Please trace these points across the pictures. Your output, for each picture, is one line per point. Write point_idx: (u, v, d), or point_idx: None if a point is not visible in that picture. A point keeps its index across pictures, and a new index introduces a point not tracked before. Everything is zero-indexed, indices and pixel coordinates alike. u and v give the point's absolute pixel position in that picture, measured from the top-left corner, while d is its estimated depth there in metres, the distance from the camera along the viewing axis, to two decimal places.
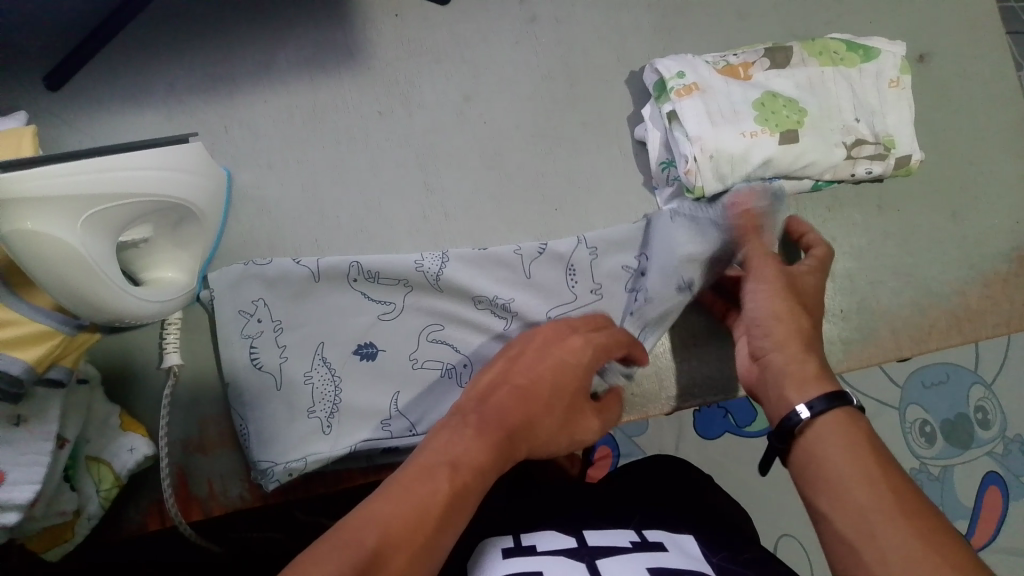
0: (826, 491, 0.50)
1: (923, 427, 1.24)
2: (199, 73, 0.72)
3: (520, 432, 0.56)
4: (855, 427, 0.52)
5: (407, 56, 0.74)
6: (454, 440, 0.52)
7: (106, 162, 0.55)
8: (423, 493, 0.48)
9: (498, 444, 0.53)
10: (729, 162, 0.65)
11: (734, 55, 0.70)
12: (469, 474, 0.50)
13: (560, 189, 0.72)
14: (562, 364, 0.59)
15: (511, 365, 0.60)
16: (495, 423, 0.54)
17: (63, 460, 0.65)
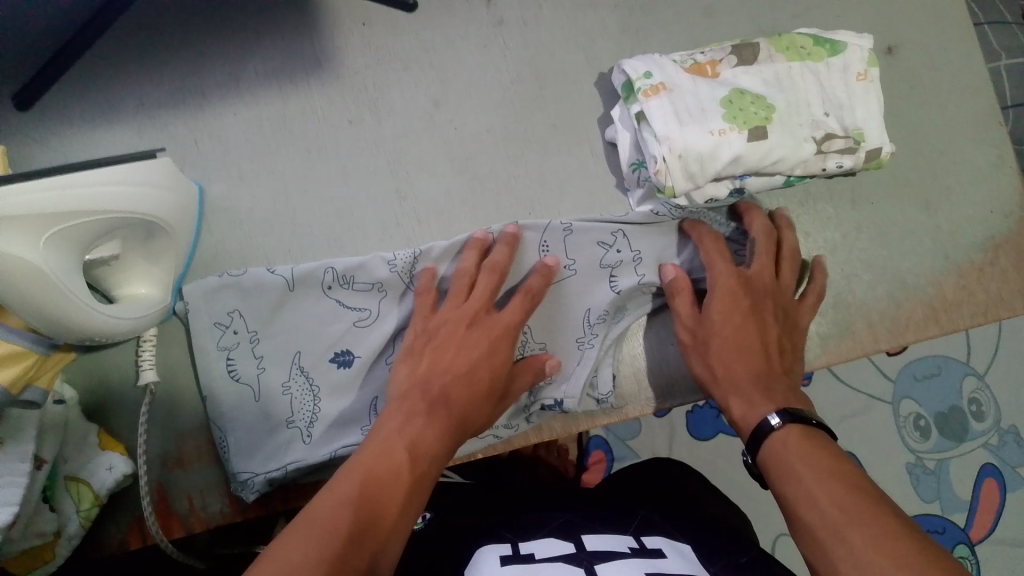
0: (789, 487, 0.52)
1: (917, 421, 1.23)
2: (167, 88, 0.72)
3: (462, 415, 0.61)
4: (803, 437, 0.55)
5: (376, 65, 0.74)
6: (411, 427, 0.58)
7: (72, 178, 0.55)
8: (400, 458, 0.54)
9: (450, 426, 0.60)
10: (698, 161, 0.65)
11: (701, 53, 0.70)
12: (427, 449, 0.57)
13: (533, 192, 0.72)
14: (484, 348, 0.64)
15: (434, 354, 0.64)
16: (441, 406, 0.60)
17: (40, 480, 0.65)
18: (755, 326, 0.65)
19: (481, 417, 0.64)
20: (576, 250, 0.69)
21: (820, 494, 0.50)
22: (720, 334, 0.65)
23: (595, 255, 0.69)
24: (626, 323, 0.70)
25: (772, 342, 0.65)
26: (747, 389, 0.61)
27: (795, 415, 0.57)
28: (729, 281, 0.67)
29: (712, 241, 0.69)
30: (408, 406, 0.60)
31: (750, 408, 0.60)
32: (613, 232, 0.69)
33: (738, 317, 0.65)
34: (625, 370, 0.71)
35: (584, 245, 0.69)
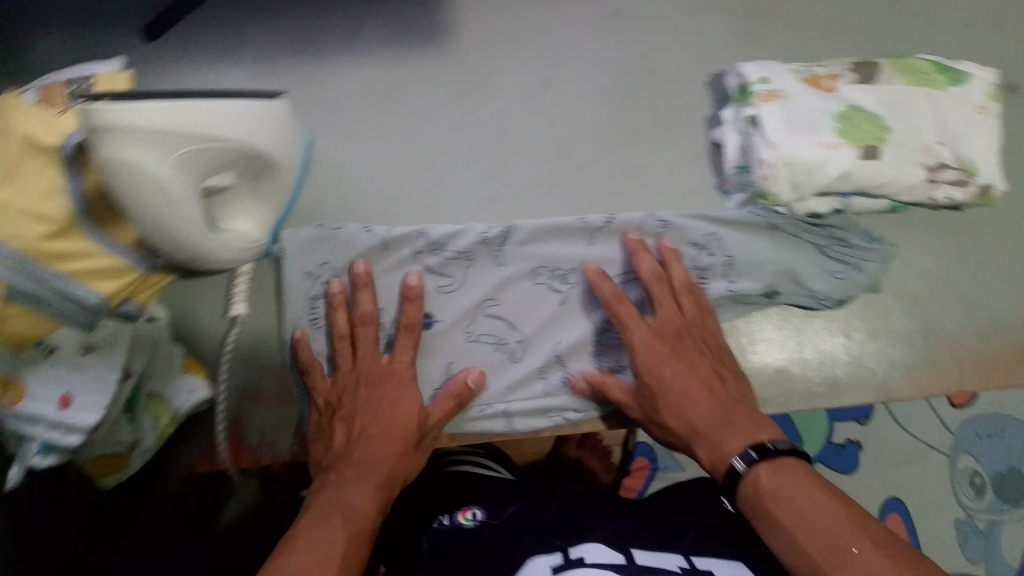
0: (774, 535, 0.53)
1: (974, 478, 1.18)
2: (284, 36, 0.72)
3: (391, 470, 0.63)
4: (799, 473, 0.55)
5: (490, 40, 0.74)
6: (343, 494, 0.59)
7: (206, 104, 0.57)
8: (340, 520, 0.57)
9: (381, 485, 0.62)
10: (806, 171, 0.66)
11: (819, 66, 0.70)
12: (364, 506, 0.59)
13: (631, 185, 0.73)
14: (395, 402, 0.65)
15: (361, 413, 0.65)
16: (371, 467, 0.62)
17: (126, 392, 0.68)
18: (691, 372, 0.64)
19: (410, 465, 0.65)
20: (669, 249, 0.71)
21: (813, 542, 0.51)
22: (677, 374, 0.63)
23: (685, 255, 0.70)
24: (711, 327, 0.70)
25: (726, 383, 0.64)
26: (711, 416, 0.61)
27: (762, 452, 0.56)
28: (647, 334, 0.65)
29: (614, 301, 0.66)
30: (342, 474, 0.62)
31: (717, 455, 0.59)
32: (707, 235, 0.70)
33: (686, 359, 0.65)
34: None
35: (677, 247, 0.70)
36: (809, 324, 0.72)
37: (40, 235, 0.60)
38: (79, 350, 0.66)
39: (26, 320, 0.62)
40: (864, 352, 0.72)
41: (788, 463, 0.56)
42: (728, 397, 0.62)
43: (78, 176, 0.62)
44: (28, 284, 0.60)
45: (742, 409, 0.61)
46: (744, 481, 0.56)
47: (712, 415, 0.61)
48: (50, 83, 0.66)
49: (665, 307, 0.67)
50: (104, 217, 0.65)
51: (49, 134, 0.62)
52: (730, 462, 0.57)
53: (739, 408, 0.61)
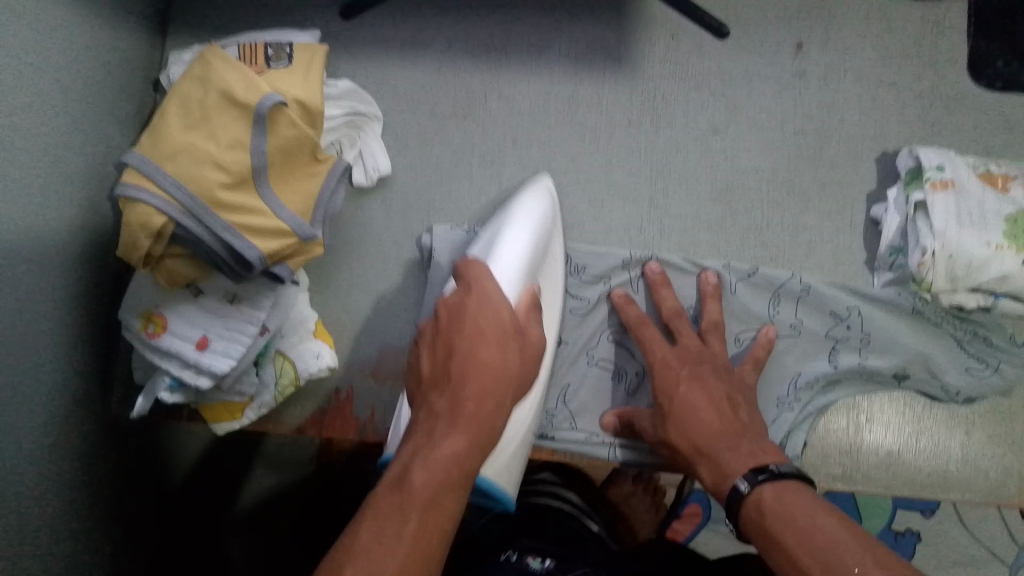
0: (773, 555, 0.49)
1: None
2: (478, 42, 0.77)
3: (488, 381, 0.51)
4: (797, 490, 0.52)
5: (671, 77, 0.76)
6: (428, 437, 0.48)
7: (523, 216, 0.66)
8: (418, 483, 0.46)
9: (476, 413, 0.49)
10: (964, 268, 0.65)
11: (996, 164, 0.70)
12: (463, 461, 0.47)
13: (781, 242, 0.73)
14: (499, 321, 0.54)
15: (453, 338, 0.53)
16: (492, 387, 0.51)
17: (256, 347, 0.69)
18: (703, 393, 0.62)
19: (501, 364, 0.52)
20: (806, 314, 0.71)
21: (807, 558, 0.47)
22: (690, 401, 0.62)
23: (822, 323, 0.71)
24: (833, 398, 0.70)
25: (741, 410, 0.62)
26: (726, 443, 0.58)
27: (760, 475, 0.54)
28: (674, 362, 0.65)
29: (637, 324, 0.68)
30: (438, 412, 0.50)
31: (720, 479, 0.57)
32: (848, 307, 0.70)
33: (705, 384, 0.63)
34: (815, 442, 0.70)
35: (813, 310, 0.71)
36: (930, 414, 0.71)
37: (218, 183, 0.64)
38: (225, 299, 0.69)
39: (182, 261, 0.66)
40: (981, 454, 0.71)
41: (788, 486, 0.53)
42: (740, 422, 0.60)
43: (265, 135, 0.66)
44: (195, 229, 0.64)
45: (751, 435, 0.59)
46: (745, 501, 0.53)
47: (718, 434, 0.59)
48: (255, 43, 0.73)
49: (687, 339, 0.67)
50: (277, 180, 0.68)
51: (244, 92, 0.66)
52: (734, 483, 0.55)
53: (744, 429, 0.59)
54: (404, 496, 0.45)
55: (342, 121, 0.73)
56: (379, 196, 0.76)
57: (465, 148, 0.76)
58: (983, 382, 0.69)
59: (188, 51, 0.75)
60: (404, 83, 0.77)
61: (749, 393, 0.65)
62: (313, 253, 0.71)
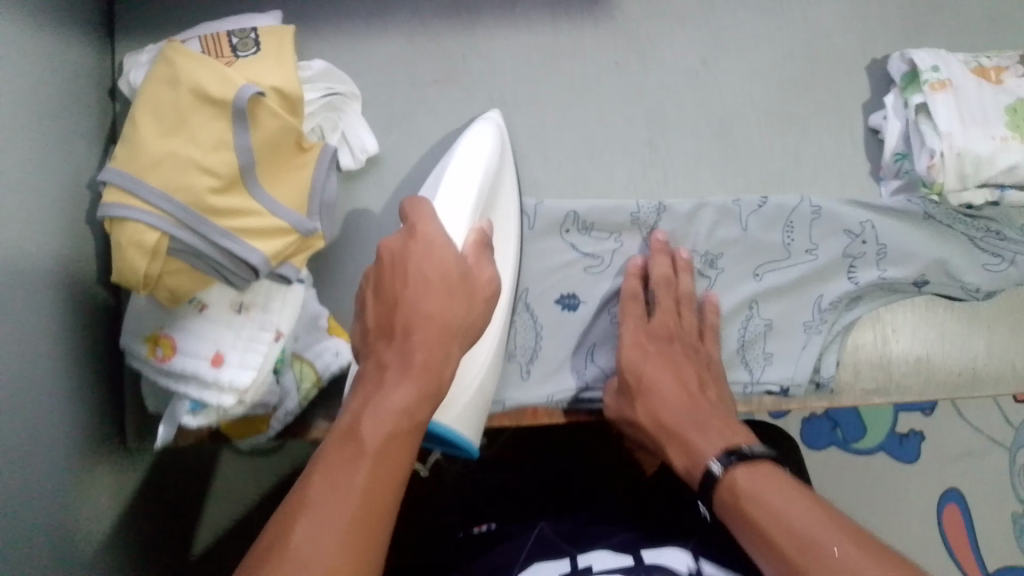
0: (745, 529, 0.48)
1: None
2: (449, 3, 0.74)
3: (438, 325, 0.50)
4: (771, 470, 0.51)
5: (652, 15, 0.74)
6: (378, 389, 0.47)
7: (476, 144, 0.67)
8: (367, 432, 0.44)
9: (424, 365, 0.48)
10: (973, 163, 0.66)
11: (987, 58, 0.70)
12: (415, 408, 0.46)
13: (785, 166, 0.72)
14: (444, 260, 0.53)
15: (396, 284, 0.52)
16: (443, 329, 0.50)
17: (274, 354, 0.66)
18: (671, 371, 0.63)
19: (457, 311, 0.51)
20: (820, 236, 0.70)
21: (785, 533, 0.46)
22: (661, 390, 0.61)
23: (838, 243, 0.70)
24: (856, 314, 0.70)
25: (709, 390, 0.63)
26: (698, 422, 0.58)
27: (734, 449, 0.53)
28: (640, 340, 0.66)
29: (629, 298, 0.68)
30: (388, 361, 0.49)
31: (690, 460, 0.56)
32: (861, 222, 0.70)
33: (676, 364, 0.64)
34: (846, 360, 0.70)
35: (828, 231, 0.70)
36: (953, 316, 0.72)
37: (208, 188, 0.61)
38: (232, 308, 0.66)
39: (183, 277, 0.62)
40: (1006, 346, 0.71)
41: (762, 466, 0.52)
42: (707, 400, 0.61)
43: (248, 130, 0.63)
44: (191, 240, 0.61)
45: (720, 411, 0.59)
46: (717, 483, 0.52)
47: (686, 412, 0.59)
48: (216, 33, 0.68)
49: (663, 311, 0.67)
50: (266, 175, 0.65)
51: (219, 89, 0.63)
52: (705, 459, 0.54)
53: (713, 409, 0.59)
54: (356, 445, 0.43)
55: (321, 104, 0.69)
56: (370, 179, 0.72)
57: (454, 116, 0.73)
58: (1001, 276, 0.70)
59: (144, 53, 0.70)
60: (380, 57, 0.73)
61: (717, 372, 0.66)
62: (314, 249, 0.68)
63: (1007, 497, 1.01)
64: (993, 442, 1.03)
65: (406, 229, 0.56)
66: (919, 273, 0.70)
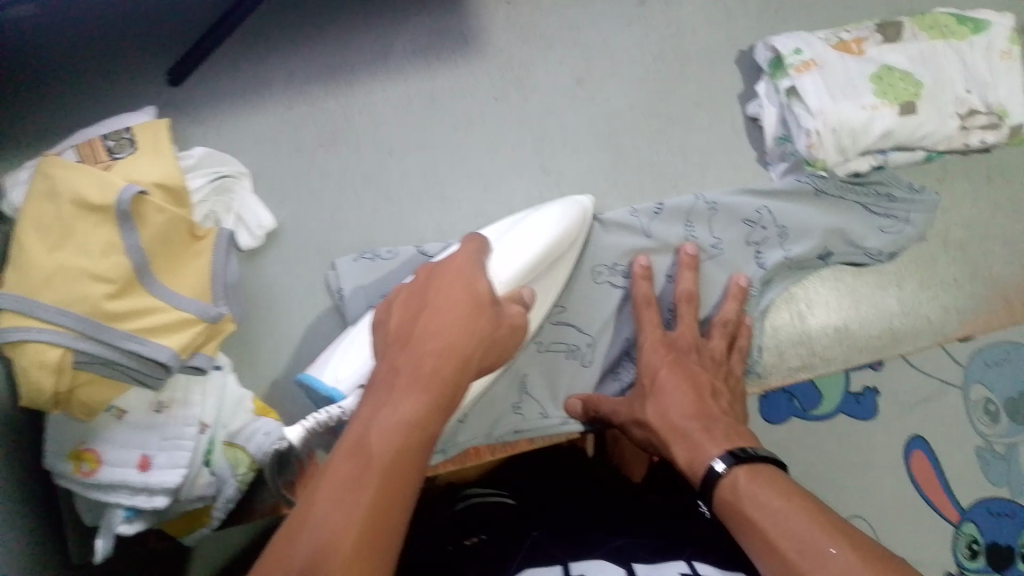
0: (750, 538, 0.49)
1: (987, 406, 0.90)
2: (320, 65, 0.74)
3: (445, 354, 0.46)
4: (771, 472, 0.52)
5: (520, 42, 0.75)
6: (386, 400, 0.43)
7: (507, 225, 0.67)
8: (372, 448, 0.41)
9: (431, 388, 0.44)
10: (850, 135, 0.67)
11: (847, 31, 0.72)
12: (424, 427, 0.43)
13: (676, 168, 0.74)
14: (455, 294, 0.49)
15: (412, 310, 0.49)
16: (447, 351, 0.46)
17: (202, 446, 0.65)
18: (687, 380, 0.62)
19: (473, 337, 0.47)
20: (722, 229, 0.71)
21: (783, 536, 0.47)
22: (678, 394, 0.61)
23: (740, 233, 0.71)
24: (768, 299, 0.71)
25: (720, 399, 0.62)
26: (708, 427, 0.58)
27: (740, 456, 0.54)
28: (660, 349, 0.65)
29: (644, 305, 0.68)
30: (390, 380, 0.44)
31: (693, 460, 0.56)
32: (758, 209, 0.71)
33: (691, 372, 0.63)
34: (769, 345, 0.72)
35: (728, 222, 0.71)
36: (862, 282, 0.73)
37: (103, 295, 0.60)
38: (153, 408, 0.65)
39: (97, 386, 0.61)
40: (918, 300, 0.73)
41: (765, 470, 0.53)
42: (719, 407, 0.60)
43: (135, 230, 0.62)
44: (96, 350, 0.60)
45: (727, 419, 0.59)
46: (721, 483, 0.53)
47: (692, 416, 0.59)
48: (89, 137, 0.67)
49: (686, 322, 0.67)
50: (162, 270, 0.65)
51: (97, 194, 0.62)
52: (710, 464, 0.55)
53: (725, 416, 0.59)
54: (367, 456, 0.40)
55: (209, 187, 0.69)
56: (272, 251, 0.72)
57: (346, 173, 0.73)
58: (901, 234, 0.72)
59: (20, 169, 0.68)
60: (261, 130, 0.73)
61: (734, 387, 0.66)
62: (226, 333, 0.68)
63: None
64: None
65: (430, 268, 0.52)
66: (822, 247, 0.71)
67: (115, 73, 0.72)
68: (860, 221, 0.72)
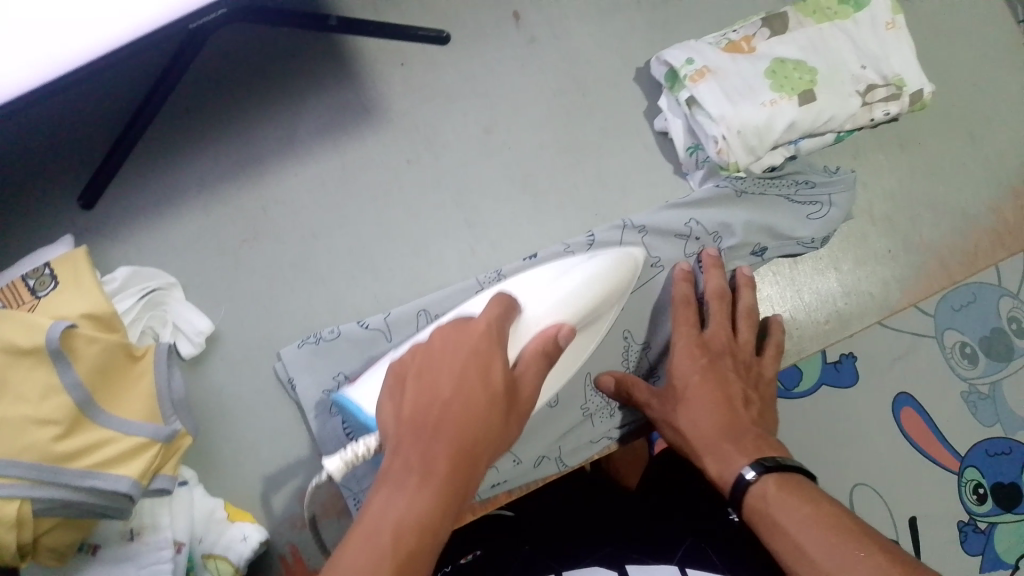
0: (778, 542, 0.50)
1: (964, 352, 0.93)
2: (229, 161, 0.74)
3: (469, 440, 0.43)
4: (796, 483, 0.52)
5: (422, 102, 0.76)
6: (394, 493, 0.40)
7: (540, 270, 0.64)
8: (385, 535, 0.38)
9: (453, 477, 0.41)
10: (756, 134, 0.68)
11: (733, 32, 0.73)
12: (436, 528, 0.40)
13: (597, 195, 0.75)
14: (472, 351, 0.47)
15: (429, 367, 0.46)
16: (470, 428, 0.43)
17: (182, 565, 0.64)
18: (720, 386, 0.61)
19: (503, 424, 0.45)
20: (657, 247, 0.71)
21: (813, 544, 0.48)
22: (714, 398, 0.60)
23: (674, 247, 0.71)
24: None
25: (750, 407, 0.61)
26: (738, 439, 0.57)
27: (770, 464, 0.53)
28: (693, 349, 0.64)
29: (680, 305, 0.66)
30: (398, 469, 0.41)
31: (725, 470, 0.56)
32: (686, 222, 0.71)
33: (723, 375, 0.62)
34: None
35: (660, 239, 0.72)
36: (800, 270, 0.74)
37: (51, 438, 0.59)
38: (125, 538, 0.64)
39: (60, 530, 0.60)
40: (856, 279, 0.74)
41: (795, 480, 0.53)
42: (750, 419, 0.59)
43: (71, 366, 0.61)
44: (55, 493, 0.58)
45: (759, 431, 0.58)
46: (751, 490, 0.53)
47: (726, 427, 0.58)
48: (10, 281, 0.66)
49: (715, 325, 0.65)
50: (106, 401, 0.64)
51: (25, 336, 0.60)
52: (740, 472, 0.54)
53: (756, 429, 0.58)
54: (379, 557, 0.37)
55: (140, 306, 0.68)
56: (216, 356, 0.72)
57: (275, 264, 0.73)
58: (833, 215, 0.73)
59: None
60: (184, 236, 0.73)
61: (762, 393, 0.65)
62: (183, 448, 0.67)
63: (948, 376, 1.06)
64: None
65: (459, 320, 0.51)
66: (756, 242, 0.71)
67: (25, 211, 0.72)
68: (788, 213, 0.72)
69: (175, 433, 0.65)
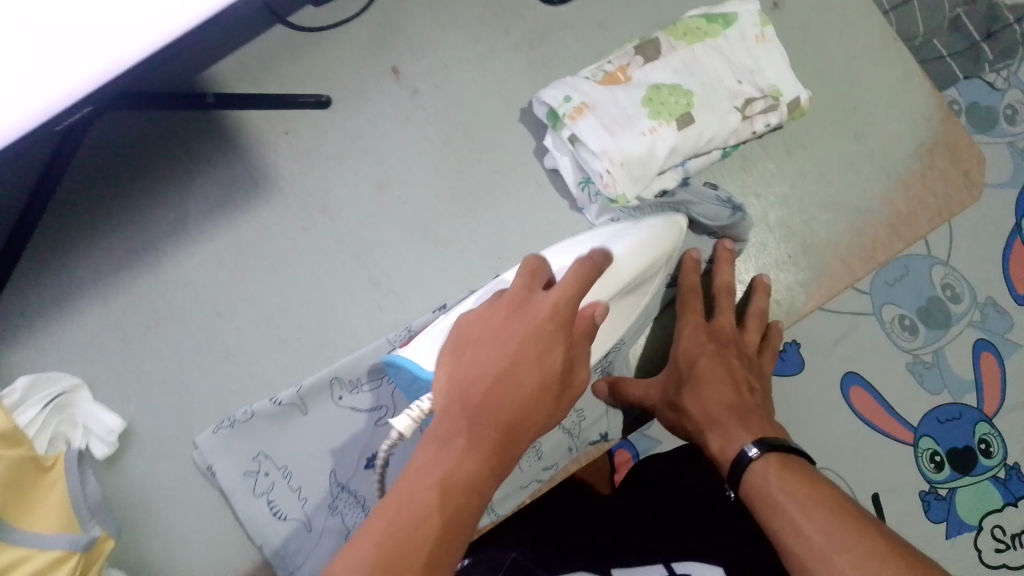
0: (776, 519, 0.54)
1: (904, 322, 1.16)
2: (123, 252, 0.73)
3: (517, 415, 0.50)
4: (794, 465, 0.57)
5: (310, 168, 0.76)
6: (447, 451, 0.47)
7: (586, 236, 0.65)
8: (433, 491, 0.45)
9: (497, 444, 0.49)
10: (639, 164, 0.69)
11: (608, 62, 0.73)
12: (479, 487, 0.47)
13: (497, 238, 0.75)
14: (531, 328, 0.52)
15: (486, 341, 0.53)
16: (515, 400, 0.50)
17: None
18: (725, 371, 0.67)
19: (551, 403, 0.52)
20: None
21: (808, 522, 0.52)
22: (721, 380, 0.67)
23: None
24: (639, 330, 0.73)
25: (748, 395, 0.67)
26: (740, 415, 0.63)
27: (773, 444, 0.58)
28: (702, 334, 0.69)
29: (690, 294, 0.71)
30: (451, 431, 0.48)
31: (728, 443, 0.62)
32: None
33: (725, 360, 0.68)
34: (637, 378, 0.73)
35: None
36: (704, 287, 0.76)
37: None
38: None
39: None
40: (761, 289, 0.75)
41: (794, 462, 0.57)
42: (753, 402, 0.66)
43: None
44: None
45: (760, 412, 0.65)
46: (753, 466, 0.58)
47: (731, 405, 0.64)
48: None
49: (722, 315, 0.72)
50: (17, 516, 0.61)
51: None
52: (742, 449, 0.59)
53: (758, 410, 0.65)
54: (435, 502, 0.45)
55: (45, 413, 0.66)
56: (131, 451, 0.70)
57: (181, 350, 0.72)
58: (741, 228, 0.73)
59: None
60: (84, 335, 0.72)
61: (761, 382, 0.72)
62: (107, 551, 0.65)
63: (897, 354, 1.15)
64: (854, 313, 1.15)
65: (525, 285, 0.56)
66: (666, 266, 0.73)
67: None
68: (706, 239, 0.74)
69: (92, 540, 0.63)
